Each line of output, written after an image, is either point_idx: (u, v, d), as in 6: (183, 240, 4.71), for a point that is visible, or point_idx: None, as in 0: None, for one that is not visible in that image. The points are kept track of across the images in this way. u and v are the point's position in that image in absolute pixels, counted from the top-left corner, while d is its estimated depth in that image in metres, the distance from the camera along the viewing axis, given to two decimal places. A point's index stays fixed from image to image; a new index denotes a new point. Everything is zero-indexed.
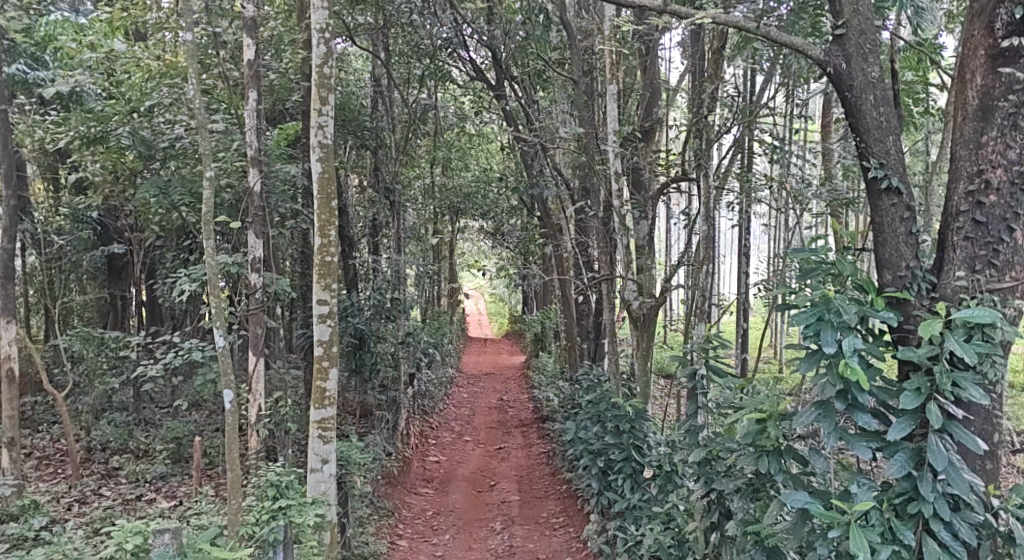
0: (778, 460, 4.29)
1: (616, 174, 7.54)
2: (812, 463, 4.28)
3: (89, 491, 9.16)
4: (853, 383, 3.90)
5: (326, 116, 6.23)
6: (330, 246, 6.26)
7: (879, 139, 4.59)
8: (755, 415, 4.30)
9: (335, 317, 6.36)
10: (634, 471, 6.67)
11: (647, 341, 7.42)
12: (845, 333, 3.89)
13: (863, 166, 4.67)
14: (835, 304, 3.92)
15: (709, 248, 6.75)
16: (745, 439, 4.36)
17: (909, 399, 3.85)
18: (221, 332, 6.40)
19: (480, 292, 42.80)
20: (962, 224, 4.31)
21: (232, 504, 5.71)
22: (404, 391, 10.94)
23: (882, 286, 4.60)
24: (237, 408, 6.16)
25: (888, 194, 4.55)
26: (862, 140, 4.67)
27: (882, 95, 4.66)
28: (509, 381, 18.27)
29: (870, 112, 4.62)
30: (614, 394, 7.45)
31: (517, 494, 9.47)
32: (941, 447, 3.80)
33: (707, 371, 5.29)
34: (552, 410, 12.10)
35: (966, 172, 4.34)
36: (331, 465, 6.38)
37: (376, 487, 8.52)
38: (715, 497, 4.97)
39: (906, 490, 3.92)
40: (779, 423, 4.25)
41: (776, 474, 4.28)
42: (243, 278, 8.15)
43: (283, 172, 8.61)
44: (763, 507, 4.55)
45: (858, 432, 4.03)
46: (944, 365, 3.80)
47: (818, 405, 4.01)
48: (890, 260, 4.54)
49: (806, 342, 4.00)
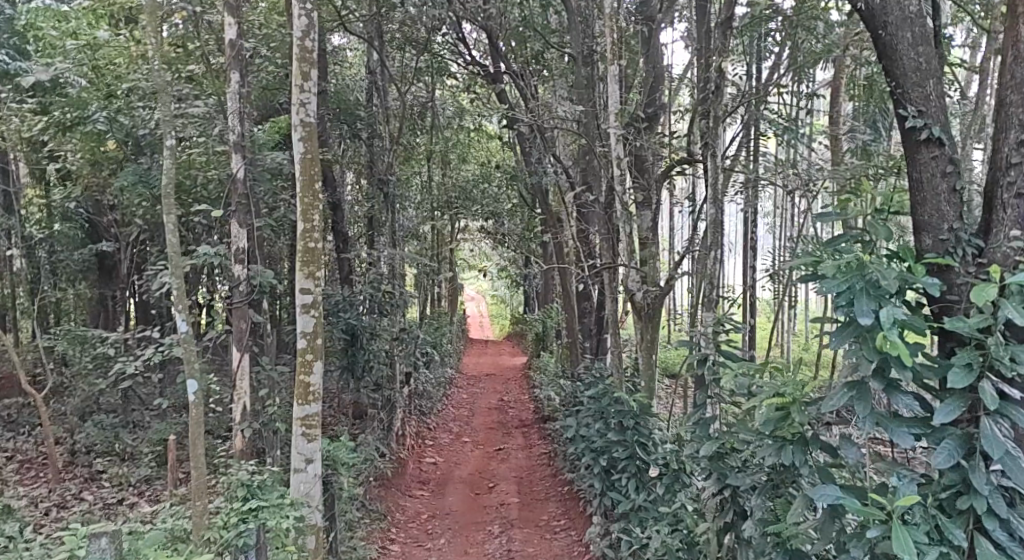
0: (803, 449, 3.91)
1: (617, 158, 7.18)
2: (843, 453, 3.82)
3: (70, 495, 8.80)
4: (893, 358, 3.52)
5: (308, 92, 5.87)
6: (314, 231, 5.89)
7: (918, 83, 4.13)
8: (776, 400, 3.93)
9: (319, 308, 6.00)
10: (639, 470, 6.28)
11: (651, 332, 7.05)
12: (884, 302, 3.50)
13: (897, 115, 4.21)
14: (871, 269, 3.53)
15: (717, 232, 6.37)
16: (766, 427, 3.99)
17: (958, 376, 3.47)
18: (184, 318, 6.01)
19: (483, 294, 42.47)
20: (1012, 179, 3.89)
21: (197, 505, 5.36)
22: (399, 390, 10.55)
23: (921, 253, 4.16)
24: (203, 400, 5.81)
25: (928, 146, 4.09)
26: (897, 85, 4.22)
27: (920, 32, 4.22)
28: (510, 381, 17.87)
29: (908, 52, 4.18)
30: (616, 389, 7.06)
31: (517, 496, 9.08)
32: (997, 433, 3.43)
33: (719, 358, 4.93)
34: (553, 409, 11.69)
35: (1017, 119, 3.89)
36: (315, 465, 6.01)
37: (367, 489, 8.13)
38: (728, 496, 4.59)
39: (954, 483, 3.56)
40: (804, 409, 3.90)
41: (802, 466, 3.89)
42: (226, 268, 7.79)
43: (270, 158, 8.25)
44: (784, 505, 4.17)
45: (899, 416, 3.66)
46: (1000, 337, 3.43)
47: (852, 386, 3.61)
48: (930, 222, 4.09)
49: (838, 314, 3.62)
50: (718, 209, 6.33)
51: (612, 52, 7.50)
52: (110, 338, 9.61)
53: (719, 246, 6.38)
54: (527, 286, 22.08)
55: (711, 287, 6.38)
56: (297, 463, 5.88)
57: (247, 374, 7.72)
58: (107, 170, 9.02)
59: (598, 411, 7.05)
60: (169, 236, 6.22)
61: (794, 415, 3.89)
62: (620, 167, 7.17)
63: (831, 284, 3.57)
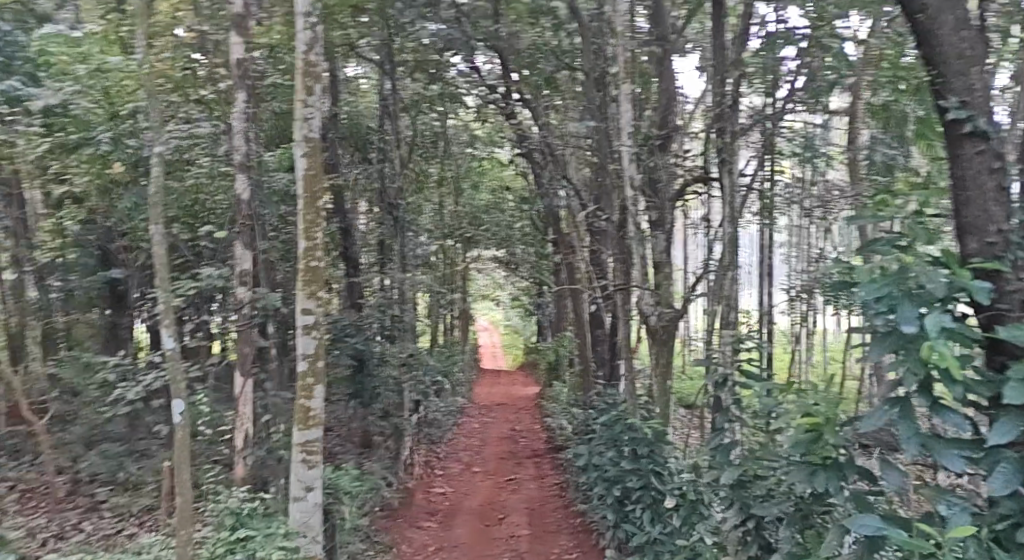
0: (837, 476, 3.63)
1: (630, 178, 6.97)
2: (885, 479, 3.48)
3: (69, 526, 8.57)
4: (939, 371, 3.23)
5: (312, 108, 5.74)
6: (317, 250, 5.72)
7: (960, 72, 3.87)
8: (807, 420, 3.64)
9: (321, 329, 5.80)
10: (654, 501, 5.98)
11: (667, 356, 6.79)
12: (929, 310, 3.28)
13: (939, 106, 3.94)
14: (915, 274, 3.36)
15: (735, 251, 6.12)
16: (797, 450, 3.70)
17: (1015, 392, 3.15)
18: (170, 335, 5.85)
19: (496, 325, 42.20)
20: None
21: (181, 533, 5.13)
22: (407, 418, 10.28)
23: (966, 260, 3.84)
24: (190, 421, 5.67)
25: (973, 139, 3.82)
26: (939, 73, 3.96)
27: (962, 15, 3.94)
28: (522, 411, 17.54)
29: (949, 38, 3.91)
30: (630, 415, 6.78)
31: (527, 528, 8.75)
32: None
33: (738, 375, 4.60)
34: (566, 438, 11.37)
35: None
36: (315, 493, 5.75)
37: (372, 520, 7.85)
38: (753, 527, 4.31)
39: (1013, 513, 3.33)
40: (838, 429, 3.63)
41: (836, 491, 3.61)
42: (229, 290, 7.60)
43: (276, 179, 8.12)
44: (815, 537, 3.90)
45: (950, 437, 3.40)
46: None
47: (895, 403, 3.38)
48: (975, 222, 3.82)
49: (880, 322, 3.42)
50: (735, 227, 6.09)
51: (624, 71, 7.36)
52: (114, 364, 9.42)
53: (736, 267, 6.12)
54: (540, 315, 21.83)
55: (729, 308, 6.13)
56: (297, 491, 5.64)
57: (250, 399, 7.50)
58: (113, 193, 8.92)
59: (611, 438, 6.76)
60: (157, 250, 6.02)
61: (827, 437, 3.61)
62: (633, 186, 6.99)
63: (869, 291, 3.36)
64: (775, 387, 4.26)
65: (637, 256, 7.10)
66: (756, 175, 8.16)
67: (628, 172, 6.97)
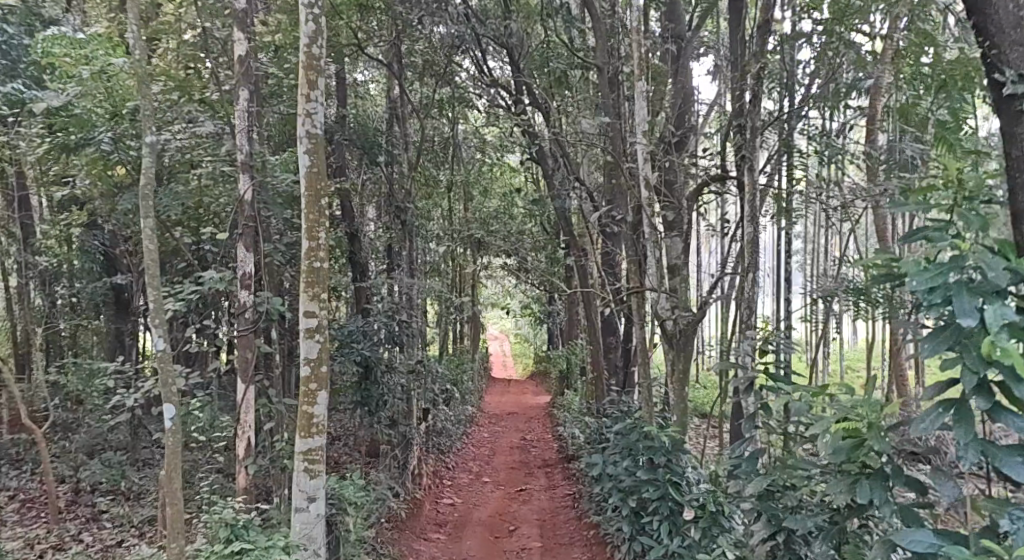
0: (881, 484, 3.46)
1: (645, 176, 6.73)
2: (939, 488, 3.42)
3: (69, 536, 8.35)
4: (999, 367, 3.26)
5: (314, 102, 5.53)
6: (320, 250, 5.51)
7: (1018, 45, 3.83)
8: (847, 423, 3.49)
9: (324, 332, 5.57)
10: (672, 512, 5.70)
11: (685, 362, 6.52)
12: (987, 301, 3.30)
13: (992, 81, 3.91)
14: (974, 264, 3.35)
15: (756, 251, 5.85)
16: (836, 456, 3.53)
17: None
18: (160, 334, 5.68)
19: (506, 333, 41.92)
20: None
21: (172, 549, 5.18)
22: (415, 426, 10.03)
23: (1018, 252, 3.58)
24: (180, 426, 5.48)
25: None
26: (994, 44, 3.90)
27: None
28: (533, 420, 17.25)
29: (1006, 8, 3.86)
30: (645, 422, 6.51)
31: (539, 540, 8.48)
32: None
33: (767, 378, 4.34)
34: (578, 447, 11.08)
35: None
36: (318, 504, 5.52)
37: (379, 531, 7.60)
38: (783, 542, 4.04)
39: None
40: (881, 434, 3.47)
41: (880, 500, 3.42)
42: (231, 294, 7.39)
43: (281, 179, 7.91)
44: (854, 553, 3.63)
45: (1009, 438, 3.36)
46: None
47: (950, 402, 3.40)
48: None
49: (935, 315, 3.43)
50: (757, 226, 5.83)
51: (638, 67, 7.12)
52: (115, 370, 9.22)
53: (758, 267, 5.84)
54: (551, 322, 21.54)
55: (750, 310, 5.85)
56: (298, 502, 5.40)
57: (253, 407, 7.29)
58: (116, 196, 8.73)
59: (626, 447, 6.48)
60: (148, 246, 5.92)
61: (871, 442, 3.45)
62: (648, 185, 6.74)
63: (921, 280, 3.37)
64: (811, 391, 4.01)
65: (653, 257, 6.84)
66: (775, 174, 7.89)
67: (643, 170, 6.71)
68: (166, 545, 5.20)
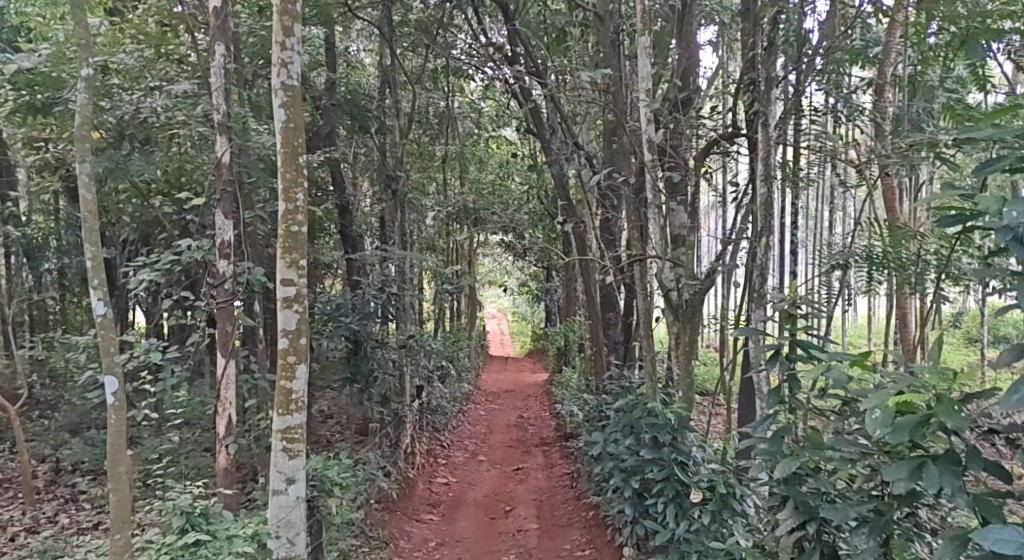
0: (954, 471, 3.03)
1: (649, 137, 6.29)
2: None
3: (44, 519, 8.00)
4: None
5: (291, 51, 5.08)
6: (298, 212, 5.10)
7: None
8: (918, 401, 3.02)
9: (304, 302, 5.17)
10: (677, 494, 5.31)
11: (691, 335, 6.13)
12: None
13: None
14: None
15: (769, 214, 5.42)
16: (898, 437, 3.08)
17: None
18: (100, 297, 5.32)
19: (503, 312, 41.55)
20: None
21: (117, 540, 5.19)
22: (408, 403, 9.64)
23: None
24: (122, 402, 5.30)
25: None
26: None
27: None
28: (531, 398, 16.90)
29: None
30: (648, 398, 6.11)
31: (536, 521, 8.12)
32: None
33: (791, 342, 3.85)
34: (577, 425, 10.72)
35: None
36: (298, 486, 5.14)
37: (367, 513, 7.25)
38: (814, 534, 3.65)
39: None
40: (956, 413, 3.02)
41: (955, 491, 3.00)
42: (210, 263, 6.96)
43: (262, 143, 7.45)
44: (903, 549, 3.24)
45: None
46: None
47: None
48: None
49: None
50: (770, 188, 5.40)
51: (641, 21, 6.65)
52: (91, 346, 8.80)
53: (770, 231, 5.41)
54: (548, 300, 21.18)
55: (762, 279, 5.44)
56: (276, 483, 5.03)
57: (234, 382, 6.90)
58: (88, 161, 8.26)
59: (628, 425, 6.09)
60: (87, 193, 5.46)
61: (945, 422, 3.01)
62: (652, 145, 6.30)
63: (1020, 211, 2.99)
64: (850, 360, 3.56)
65: (656, 224, 6.41)
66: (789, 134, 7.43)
67: (647, 131, 6.27)
68: (112, 537, 5.19)
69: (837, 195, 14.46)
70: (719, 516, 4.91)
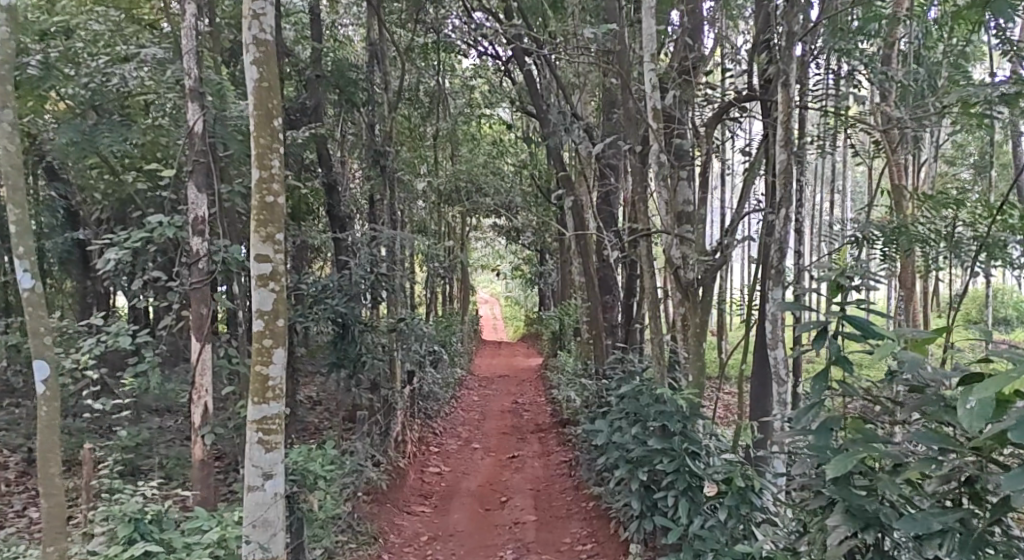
0: None
1: (654, 101, 5.83)
2: None
3: (12, 513, 7.56)
4: None
5: (263, 0, 4.59)
6: (273, 180, 4.62)
7: None
8: None
9: (281, 280, 4.72)
10: (689, 487, 4.90)
11: (702, 316, 5.68)
12: None
13: None
14: None
15: (788, 183, 4.96)
16: (1017, 437, 2.66)
17: None
18: (25, 272, 4.85)
19: (496, 297, 41.13)
20: None
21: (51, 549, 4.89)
22: (398, 390, 9.19)
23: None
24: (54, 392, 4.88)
25: None
26: None
27: None
28: (526, 383, 16.50)
29: None
30: (656, 383, 5.67)
31: (534, 513, 7.71)
32: None
33: (845, 318, 3.36)
34: (574, 412, 10.30)
35: None
36: (276, 481, 4.72)
37: (354, 506, 6.82)
38: (874, 543, 3.25)
39: None
40: None
41: None
42: (183, 242, 6.49)
43: (240, 112, 6.95)
44: None
45: None
46: None
47: None
48: None
49: None
50: (790, 153, 4.93)
51: None
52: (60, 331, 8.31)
53: (790, 202, 4.95)
54: (542, 284, 20.76)
55: (781, 253, 4.99)
56: (251, 478, 4.60)
57: (210, 368, 6.45)
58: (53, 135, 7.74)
59: (633, 412, 5.67)
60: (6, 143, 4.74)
61: None
62: (657, 111, 5.82)
63: None
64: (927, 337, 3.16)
65: (662, 197, 5.95)
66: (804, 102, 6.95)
67: (652, 97, 5.79)
68: (46, 547, 4.85)
69: (840, 175, 13.99)
70: (737, 511, 4.51)
